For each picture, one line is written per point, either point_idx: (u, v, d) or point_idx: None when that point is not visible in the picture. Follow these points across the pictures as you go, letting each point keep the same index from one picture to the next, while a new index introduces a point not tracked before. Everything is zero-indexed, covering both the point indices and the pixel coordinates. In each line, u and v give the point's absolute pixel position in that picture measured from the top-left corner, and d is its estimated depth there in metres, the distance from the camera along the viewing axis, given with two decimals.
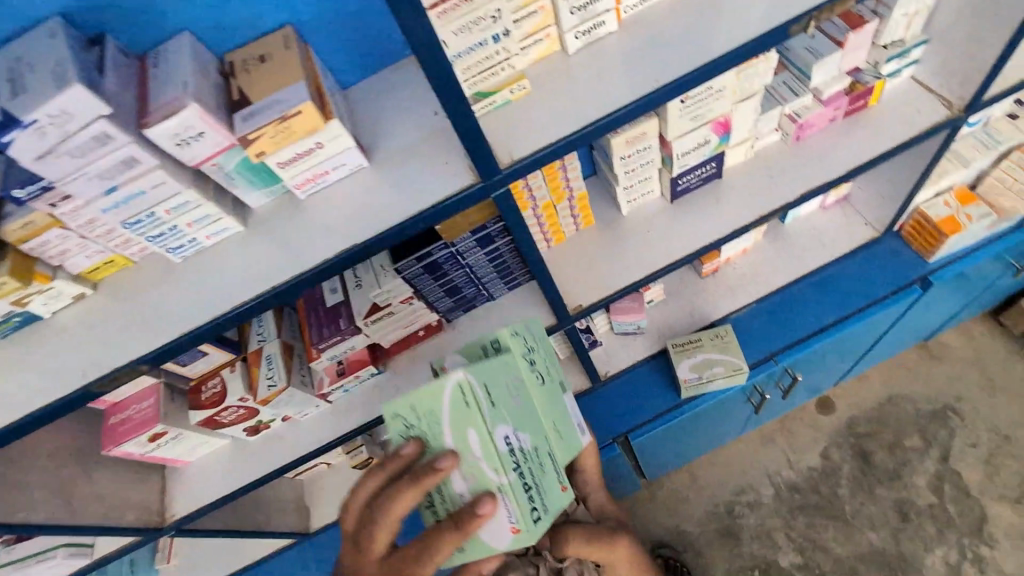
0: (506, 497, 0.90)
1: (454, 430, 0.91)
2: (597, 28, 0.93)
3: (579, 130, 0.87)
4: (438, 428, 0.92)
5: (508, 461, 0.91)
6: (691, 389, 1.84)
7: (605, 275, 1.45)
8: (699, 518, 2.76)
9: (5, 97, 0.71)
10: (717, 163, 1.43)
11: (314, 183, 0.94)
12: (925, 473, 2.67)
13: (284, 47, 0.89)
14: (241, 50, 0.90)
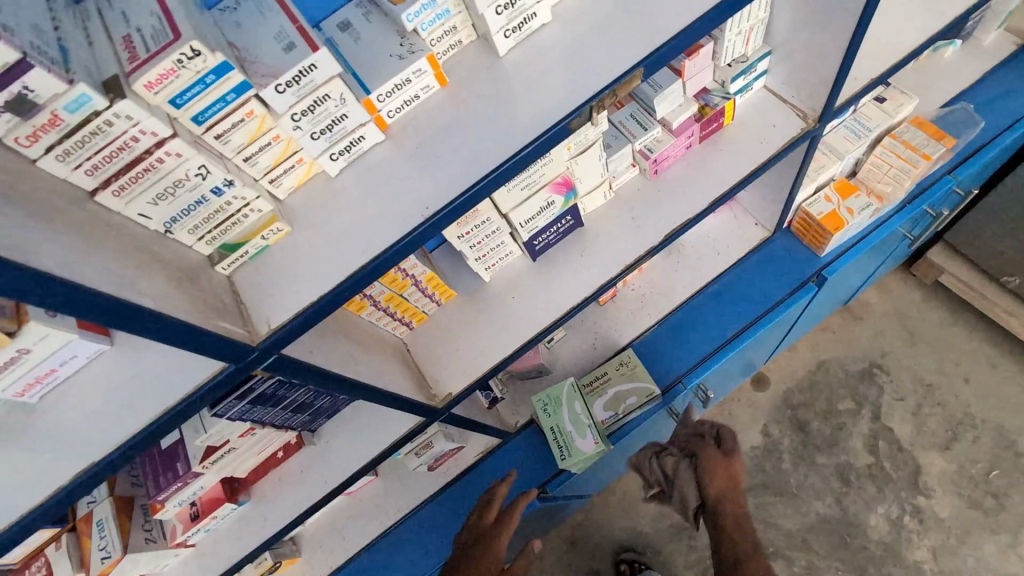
0: (593, 431, 1.61)
1: (564, 402, 1.65)
2: (357, 144, 0.79)
3: (344, 281, 0.74)
4: (552, 409, 1.65)
5: (587, 424, 1.63)
6: (612, 427, 1.74)
7: (474, 352, 1.34)
8: (653, 515, 2.44)
9: None
10: (572, 217, 1.32)
11: (46, 382, 0.76)
12: (859, 435, 2.50)
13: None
14: None
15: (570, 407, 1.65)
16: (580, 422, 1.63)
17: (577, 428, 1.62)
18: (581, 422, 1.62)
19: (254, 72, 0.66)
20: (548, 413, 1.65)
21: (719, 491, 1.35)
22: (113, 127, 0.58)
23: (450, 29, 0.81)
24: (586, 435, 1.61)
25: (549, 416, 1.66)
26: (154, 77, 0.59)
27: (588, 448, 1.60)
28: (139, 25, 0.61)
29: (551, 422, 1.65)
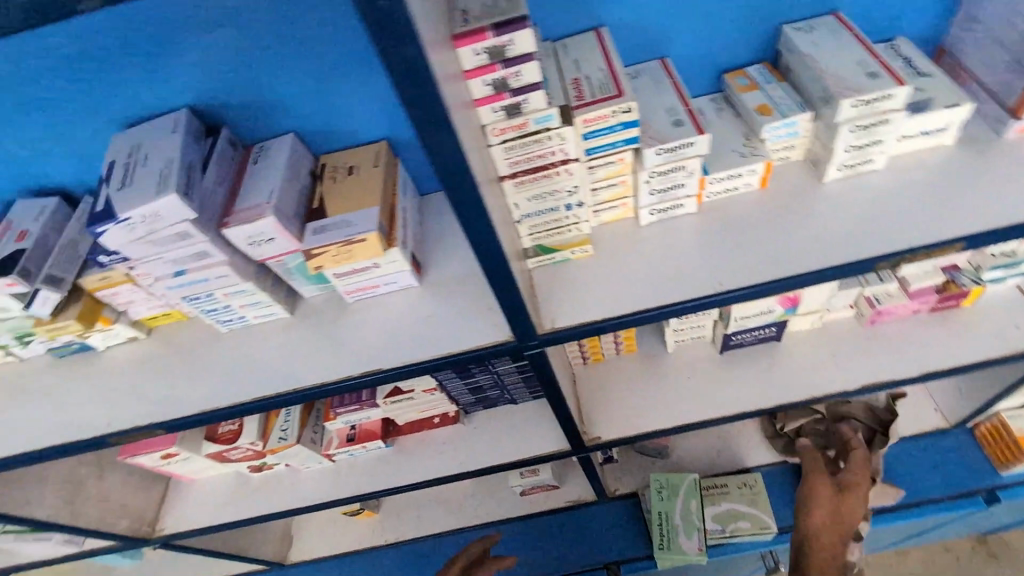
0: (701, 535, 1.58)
1: (681, 495, 1.63)
2: (674, 208, 0.91)
3: (626, 315, 0.85)
4: (666, 496, 1.64)
5: (696, 527, 1.60)
6: (715, 542, 1.67)
7: (635, 410, 1.41)
8: None
9: (115, 183, 0.75)
10: (777, 327, 1.37)
11: (365, 292, 0.95)
12: None
13: (375, 164, 0.94)
14: (336, 153, 0.97)
15: (685, 502, 1.63)
16: (690, 521, 1.60)
17: (687, 525, 1.59)
18: (691, 521, 1.60)
19: (644, 133, 0.82)
20: (662, 498, 1.64)
21: (831, 524, 1.21)
22: (550, 141, 0.74)
23: (789, 146, 0.91)
24: (692, 537, 1.58)
25: (660, 502, 1.64)
26: (593, 116, 0.75)
27: (691, 549, 1.57)
28: (588, 74, 0.80)
29: (660, 508, 1.63)
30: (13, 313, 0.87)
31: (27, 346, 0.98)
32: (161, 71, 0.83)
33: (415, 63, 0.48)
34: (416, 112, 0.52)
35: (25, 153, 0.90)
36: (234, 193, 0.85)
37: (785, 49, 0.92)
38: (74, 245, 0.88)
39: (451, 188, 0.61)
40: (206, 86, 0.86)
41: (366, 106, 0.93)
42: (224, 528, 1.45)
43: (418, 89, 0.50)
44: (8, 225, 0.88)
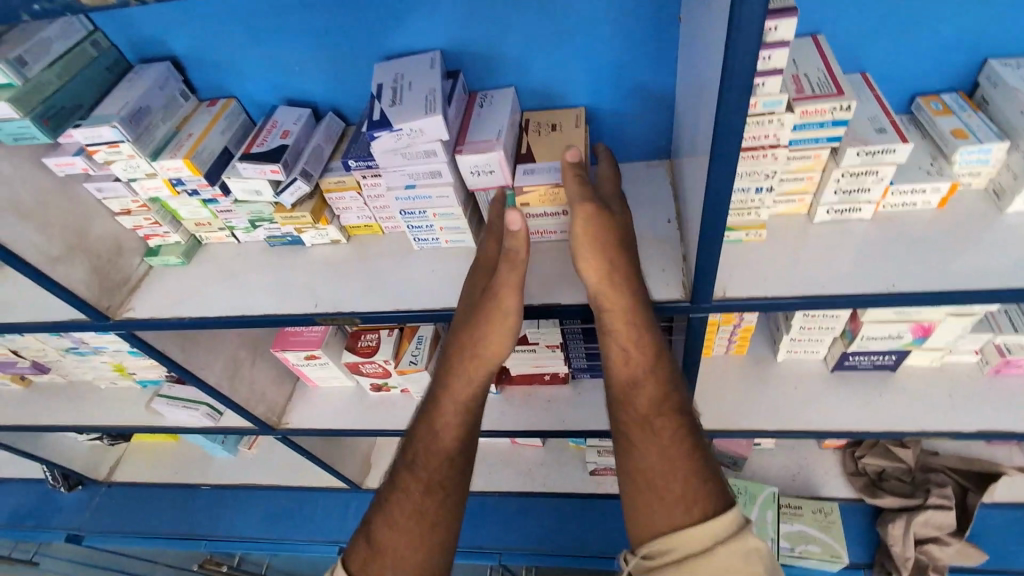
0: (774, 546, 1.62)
1: (760, 505, 1.67)
2: (850, 211, 0.98)
3: (795, 298, 0.92)
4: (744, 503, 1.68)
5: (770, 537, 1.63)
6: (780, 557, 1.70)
7: (736, 408, 1.46)
8: None
9: (386, 101, 0.90)
10: (898, 357, 1.38)
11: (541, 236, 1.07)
12: None
13: (577, 126, 1.05)
14: (537, 112, 1.09)
15: (762, 512, 1.66)
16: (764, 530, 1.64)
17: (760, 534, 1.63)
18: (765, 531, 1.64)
19: (847, 135, 0.90)
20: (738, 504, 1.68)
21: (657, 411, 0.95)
22: (770, 124, 0.84)
23: (976, 172, 0.96)
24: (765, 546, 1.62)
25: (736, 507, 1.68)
26: (813, 109, 0.83)
27: None
28: (806, 73, 0.88)
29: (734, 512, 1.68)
30: (261, 198, 1.05)
31: (251, 229, 1.15)
32: (432, 15, 0.98)
33: (746, 28, 0.57)
34: (724, 71, 0.61)
35: (293, 69, 1.06)
36: (463, 127, 0.98)
37: (987, 81, 0.97)
38: (320, 150, 1.05)
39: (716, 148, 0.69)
40: (459, 35, 1.00)
41: (583, 74, 1.05)
42: (341, 432, 1.64)
43: (736, 51, 0.59)
44: (273, 124, 1.05)
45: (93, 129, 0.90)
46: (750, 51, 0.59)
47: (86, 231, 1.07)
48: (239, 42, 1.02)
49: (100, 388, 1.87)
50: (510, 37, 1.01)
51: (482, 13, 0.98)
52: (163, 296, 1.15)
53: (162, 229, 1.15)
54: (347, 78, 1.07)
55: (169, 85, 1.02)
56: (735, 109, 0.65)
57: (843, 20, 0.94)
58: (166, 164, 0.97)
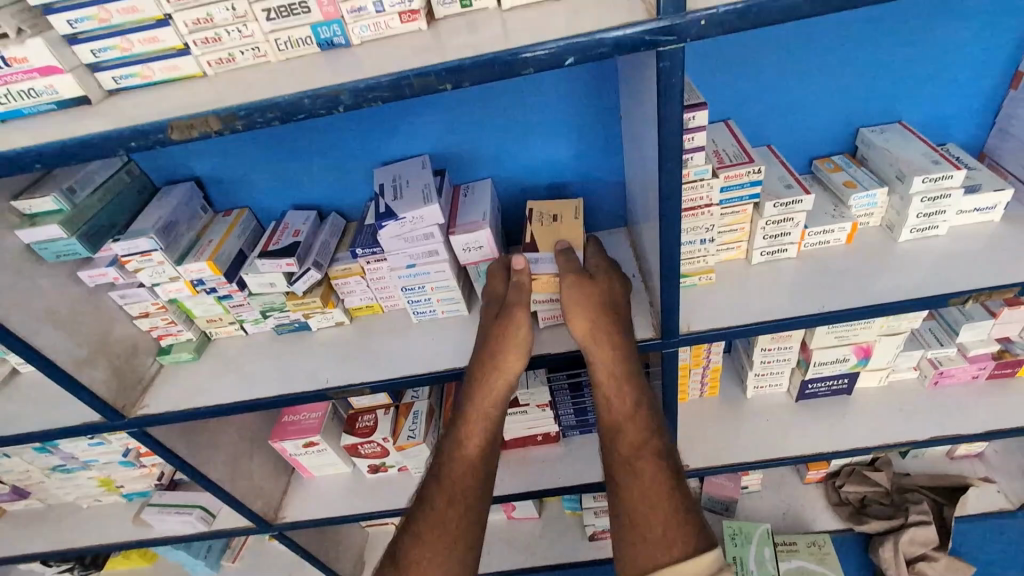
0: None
1: (757, 543, 1.73)
2: (779, 252, 1.19)
3: (747, 326, 1.08)
4: (741, 543, 1.74)
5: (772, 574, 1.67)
6: None
7: (719, 445, 1.57)
8: None
9: (389, 197, 1.07)
10: (850, 380, 1.55)
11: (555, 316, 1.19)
12: None
13: (575, 215, 1.21)
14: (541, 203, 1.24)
15: (760, 551, 1.72)
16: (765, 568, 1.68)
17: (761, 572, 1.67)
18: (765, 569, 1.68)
19: (764, 192, 1.12)
20: (736, 544, 1.74)
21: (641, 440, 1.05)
22: (702, 188, 1.05)
23: (869, 213, 1.20)
24: None
25: (734, 548, 1.74)
26: (733, 174, 1.05)
27: None
28: (724, 148, 1.11)
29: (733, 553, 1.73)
30: (274, 289, 1.16)
31: (261, 320, 1.26)
32: (420, 126, 1.18)
33: (671, 119, 0.76)
34: (661, 152, 0.80)
35: (298, 178, 1.23)
36: (452, 213, 1.16)
37: (862, 144, 1.23)
38: (327, 244, 1.19)
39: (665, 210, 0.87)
40: (442, 141, 1.21)
41: (547, 163, 1.26)
42: (342, 520, 1.64)
43: (668, 137, 0.78)
44: (285, 225, 1.20)
45: (130, 241, 1.03)
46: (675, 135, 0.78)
47: (108, 336, 1.15)
48: (252, 161, 1.19)
49: (82, 507, 1.81)
50: (484, 140, 1.21)
51: (460, 122, 1.19)
52: (177, 391, 1.22)
53: (176, 328, 1.24)
54: (347, 182, 1.24)
55: (193, 202, 1.16)
56: (673, 178, 0.83)
57: (746, 107, 1.20)
58: (190, 267, 1.09)
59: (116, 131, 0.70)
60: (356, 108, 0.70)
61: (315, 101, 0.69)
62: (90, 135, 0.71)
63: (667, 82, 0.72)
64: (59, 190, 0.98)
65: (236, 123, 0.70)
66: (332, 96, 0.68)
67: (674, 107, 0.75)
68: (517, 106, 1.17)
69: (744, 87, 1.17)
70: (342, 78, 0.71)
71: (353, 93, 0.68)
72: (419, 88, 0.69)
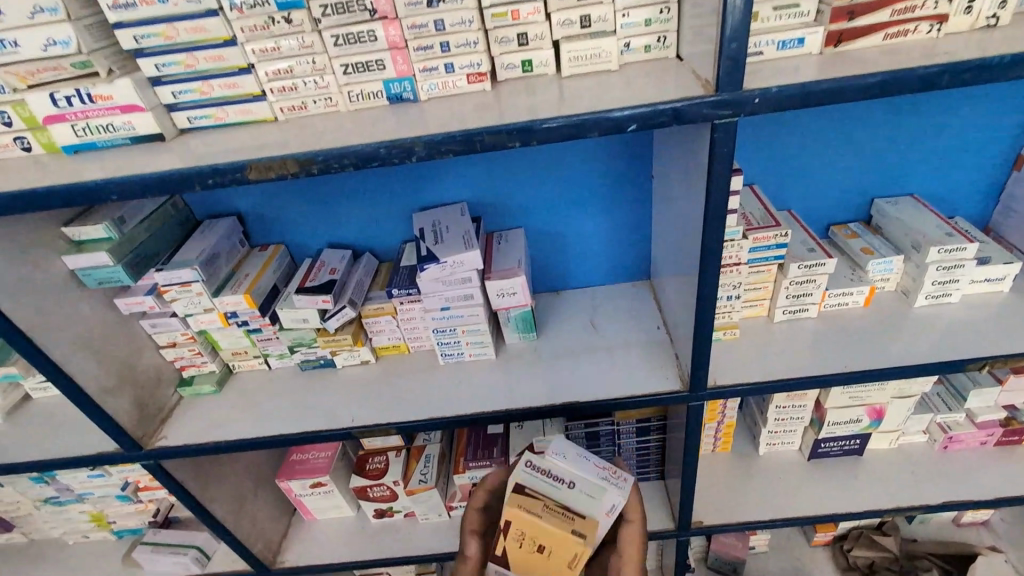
0: None
1: None
2: (801, 312, 1.23)
3: (772, 382, 1.10)
4: None
5: None
6: None
7: (732, 502, 1.55)
8: None
9: (430, 241, 1.11)
10: (862, 441, 1.56)
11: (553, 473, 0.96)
12: None
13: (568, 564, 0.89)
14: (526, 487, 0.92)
15: None
16: None
17: None
18: None
19: (789, 254, 1.17)
20: None
21: None
22: (732, 248, 1.11)
23: (886, 278, 1.25)
24: None
25: None
26: (761, 235, 1.10)
27: None
28: (751, 212, 1.17)
29: None
30: (306, 325, 1.18)
31: (287, 354, 1.26)
32: (462, 176, 1.22)
33: (719, 185, 0.80)
34: (706, 215, 0.84)
35: (337, 218, 1.26)
36: (487, 259, 1.19)
37: (877, 213, 1.30)
38: (361, 283, 1.22)
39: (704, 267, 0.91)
40: (480, 190, 1.25)
41: (579, 217, 1.31)
42: (343, 567, 1.58)
43: (714, 200, 0.82)
44: (321, 262, 1.22)
45: (174, 271, 1.04)
46: (721, 200, 0.82)
47: (135, 364, 1.15)
48: (295, 200, 1.22)
49: (67, 542, 1.73)
50: (521, 191, 1.26)
51: (501, 174, 1.23)
52: (196, 423, 1.20)
53: (201, 359, 1.24)
54: (384, 224, 1.28)
55: (234, 235, 1.18)
56: (715, 239, 0.87)
57: (772, 174, 1.27)
58: (226, 299, 1.11)
59: (199, 168, 0.74)
60: (428, 158, 0.74)
61: (391, 150, 0.74)
62: (171, 170, 0.75)
63: (720, 152, 0.77)
64: (110, 219, 1.01)
65: (313, 166, 0.75)
66: (407, 146, 0.74)
67: (722, 175, 0.79)
68: (557, 163, 1.22)
69: (771, 155, 1.24)
70: (415, 130, 0.76)
71: (428, 145, 0.74)
72: (488, 143, 0.74)
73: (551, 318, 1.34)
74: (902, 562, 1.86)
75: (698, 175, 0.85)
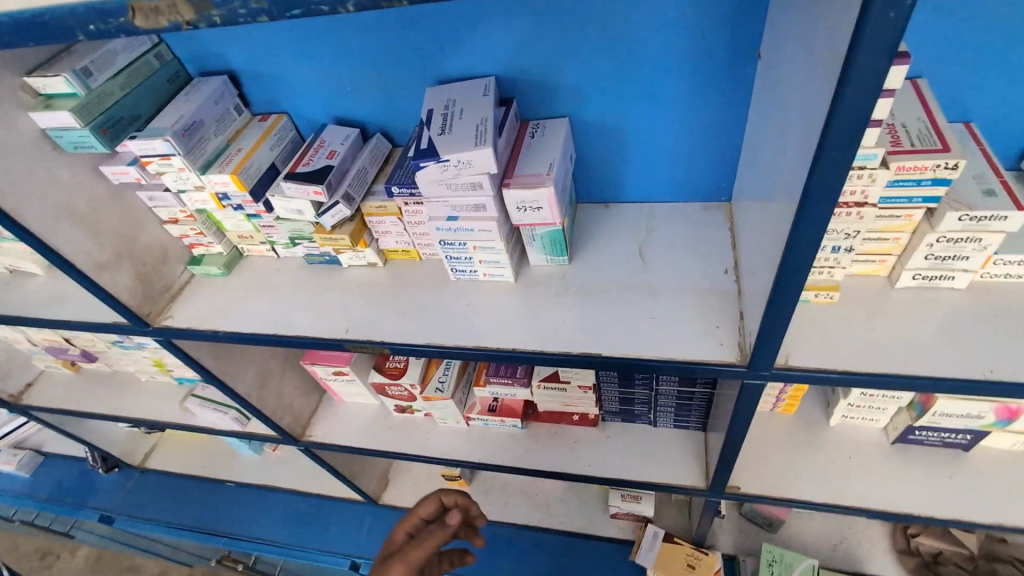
0: None
1: None
2: (942, 279, 0.86)
3: (876, 374, 0.79)
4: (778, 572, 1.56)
5: None
6: None
7: (781, 473, 1.33)
8: None
9: (435, 128, 0.86)
10: (973, 437, 1.24)
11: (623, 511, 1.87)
12: None
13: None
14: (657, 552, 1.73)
15: None
16: None
17: None
18: None
19: (949, 196, 0.78)
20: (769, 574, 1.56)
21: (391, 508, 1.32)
22: (859, 180, 0.74)
23: None
24: None
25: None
26: (911, 165, 0.73)
27: None
28: (905, 123, 0.77)
29: None
30: (302, 217, 1.03)
31: (292, 246, 1.14)
32: (481, 36, 0.93)
33: (864, 81, 0.49)
34: (825, 128, 0.53)
35: (349, 88, 1.05)
36: (513, 158, 0.94)
37: None
38: (364, 173, 1.03)
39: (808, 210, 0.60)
40: (519, 58, 0.95)
41: (643, 110, 0.98)
42: (362, 451, 1.60)
43: (843, 107, 0.51)
44: (320, 143, 1.04)
45: (146, 140, 0.92)
46: (858, 111, 0.51)
47: (134, 237, 1.09)
48: (306, 65, 1.03)
49: (141, 380, 1.93)
50: (561, 57, 0.94)
51: (535, 38, 0.92)
52: (202, 305, 1.15)
53: (206, 240, 1.16)
54: (403, 103, 1.05)
55: (224, 100, 1.03)
56: (835, 167, 0.56)
57: (956, 65, 0.83)
58: (213, 179, 0.98)
59: (57, 10, 0.54)
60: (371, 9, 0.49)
61: None
62: (31, 9, 0.55)
63: (876, 19, 0.45)
64: (73, 71, 0.89)
65: (214, 11, 0.51)
66: None
67: (872, 67, 0.48)
68: (627, 35, 0.89)
69: (960, 41, 0.80)
70: None
71: None
72: None
73: (592, 238, 1.09)
74: (983, 563, 1.58)
75: (835, 51, 0.53)
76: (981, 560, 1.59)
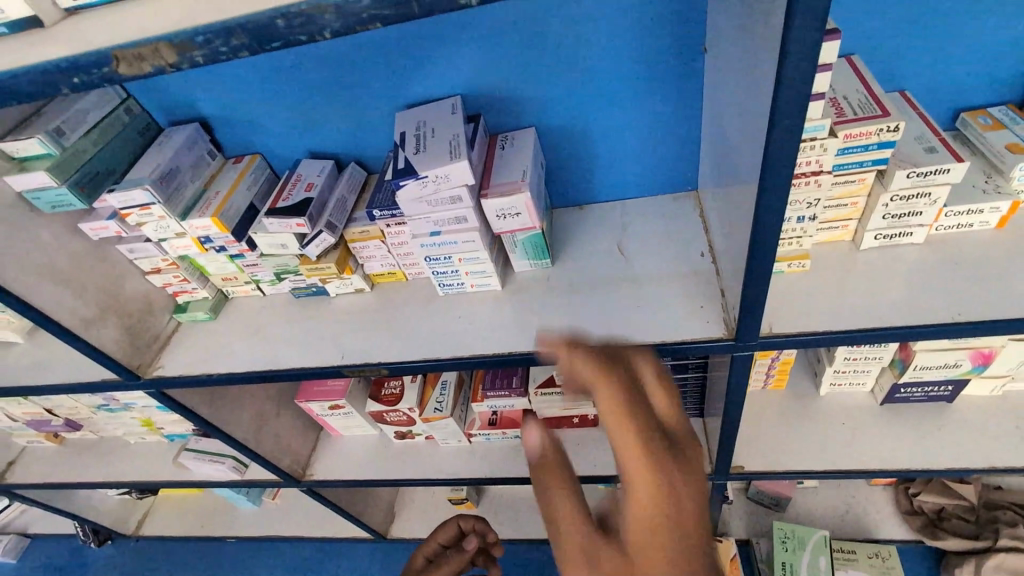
0: None
1: (811, 550, 1.57)
2: (902, 236, 0.92)
3: (853, 330, 0.84)
4: (793, 548, 1.58)
5: None
6: None
7: (781, 447, 1.37)
8: None
9: (410, 148, 0.89)
10: (955, 388, 1.29)
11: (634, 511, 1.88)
12: None
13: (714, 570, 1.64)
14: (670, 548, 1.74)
15: (811, 560, 1.55)
16: None
17: None
18: None
19: (895, 157, 0.84)
20: (784, 551, 1.58)
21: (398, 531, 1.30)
22: (812, 150, 0.80)
23: None
24: None
25: (783, 554, 1.58)
26: (857, 131, 0.79)
27: None
28: (846, 95, 0.84)
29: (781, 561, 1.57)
30: (287, 251, 1.05)
31: (277, 282, 1.15)
32: (444, 58, 0.97)
33: (802, 56, 0.54)
34: (775, 100, 0.58)
35: (320, 121, 1.08)
36: (487, 169, 0.97)
37: None
38: (344, 202, 1.05)
39: (770, 180, 0.65)
40: (482, 75, 1.00)
41: (604, 112, 1.03)
42: (366, 483, 1.58)
43: (790, 80, 0.56)
44: (297, 177, 1.06)
45: (124, 191, 0.93)
46: (801, 82, 0.56)
47: (118, 291, 1.09)
48: (275, 103, 1.05)
49: (130, 442, 1.88)
50: (522, 71, 0.98)
51: (496, 55, 0.97)
52: (192, 351, 1.14)
53: (190, 286, 1.16)
54: (374, 130, 1.08)
55: (198, 146, 1.05)
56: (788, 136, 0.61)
57: (885, 39, 0.90)
58: (194, 223, 0.99)
59: (39, 66, 0.57)
60: (347, 34, 0.52)
61: (292, 21, 0.51)
62: (12, 69, 0.57)
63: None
64: (45, 132, 0.90)
65: (195, 53, 0.54)
66: (311, 14, 0.50)
67: (809, 38, 0.52)
68: (582, 44, 0.94)
69: (880, 20, 0.88)
70: None
71: (341, 11, 0.51)
72: (431, 4, 0.50)
73: (572, 239, 1.13)
74: (985, 514, 1.62)
75: (771, 32, 0.58)
76: (983, 511, 1.63)
